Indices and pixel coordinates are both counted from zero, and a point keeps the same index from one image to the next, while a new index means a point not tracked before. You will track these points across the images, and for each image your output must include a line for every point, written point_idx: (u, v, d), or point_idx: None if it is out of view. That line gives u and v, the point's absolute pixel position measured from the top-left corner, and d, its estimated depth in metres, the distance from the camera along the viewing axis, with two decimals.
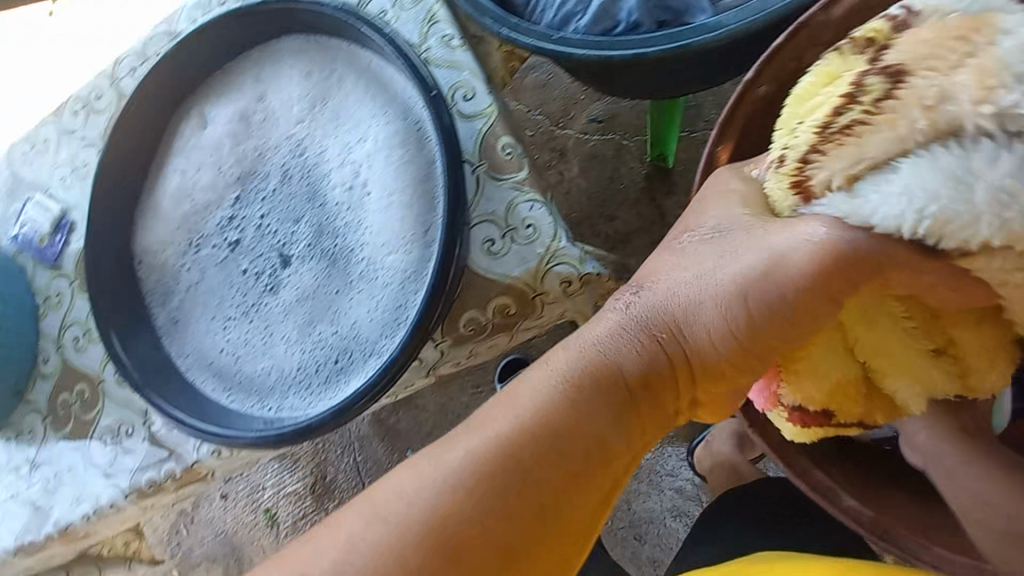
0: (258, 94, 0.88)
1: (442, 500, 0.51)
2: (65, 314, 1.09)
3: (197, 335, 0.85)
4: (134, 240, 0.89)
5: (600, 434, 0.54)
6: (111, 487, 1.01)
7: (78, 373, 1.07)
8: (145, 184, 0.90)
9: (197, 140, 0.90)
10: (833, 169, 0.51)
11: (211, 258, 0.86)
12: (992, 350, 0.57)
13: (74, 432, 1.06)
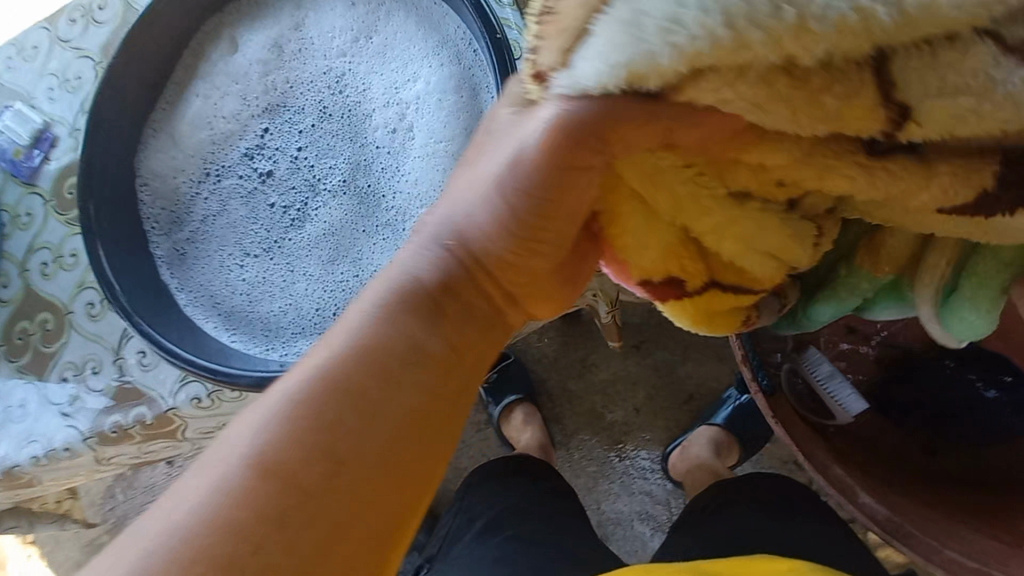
0: (300, 22, 0.84)
1: (269, 441, 0.46)
2: (35, 236, 0.99)
3: (209, 268, 0.81)
4: (144, 159, 0.82)
5: (423, 339, 0.51)
6: (69, 428, 0.91)
7: (43, 302, 0.97)
8: (162, 100, 0.83)
9: (225, 62, 0.84)
10: (549, 50, 0.43)
11: (231, 189, 0.82)
12: (826, 172, 0.45)
13: (31, 366, 0.96)
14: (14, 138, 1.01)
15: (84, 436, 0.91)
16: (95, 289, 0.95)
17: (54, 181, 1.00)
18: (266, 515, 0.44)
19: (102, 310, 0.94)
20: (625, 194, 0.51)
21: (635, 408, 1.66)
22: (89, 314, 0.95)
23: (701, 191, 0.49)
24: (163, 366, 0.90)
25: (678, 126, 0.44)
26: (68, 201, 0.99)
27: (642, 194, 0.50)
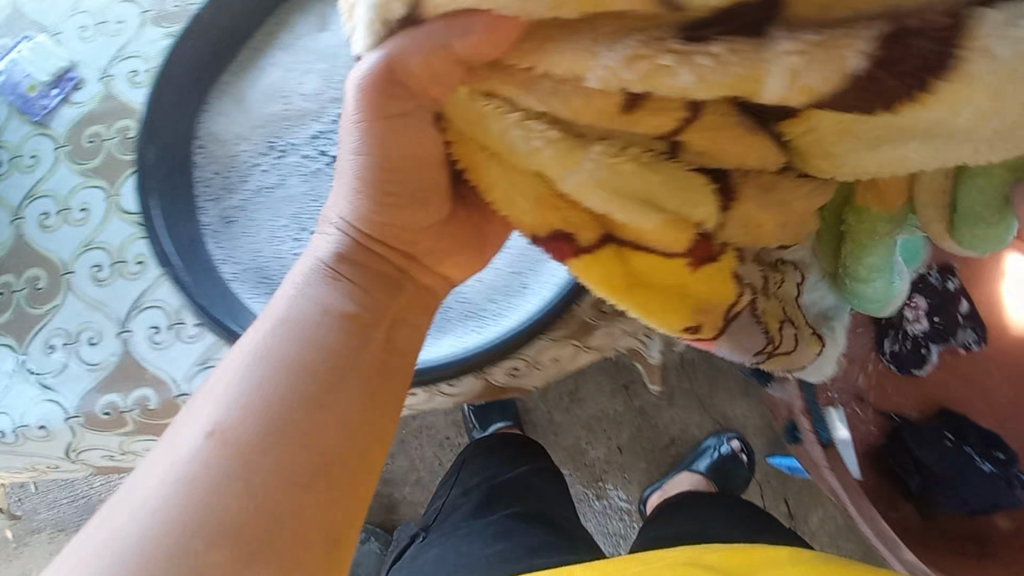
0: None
1: (196, 449, 0.44)
2: (38, 182, 0.87)
3: (260, 245, 0.72)
4: (207, 120, 0.75)
5: (326, 326, 0.50)
6: (48, 402, 0.81)
7: (36, 257, 0.86)
8: (233, 63, 0.77)
9: (313, 34, 0.77)
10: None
11: (294, 168, 0.74)
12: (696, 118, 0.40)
13: (11, 328, 0.84)
14: (32, 72, 0.90)
15: (67, 415, 0.81)
16: (102, 251, 0.84)
17: (72, 127, 0.88)
18: (226, 507, 0.42)
19: (110, 276, 0.83)
20: (463, 136, 0.46)
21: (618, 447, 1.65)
22: (94, 277, 0.84)
23: (617, 165, 0.42)
24: (178, 347, 0.80)
25: (456, 35, 0.39)
26: (85, 150, 0.87)
27: (493, 147, 0.45)
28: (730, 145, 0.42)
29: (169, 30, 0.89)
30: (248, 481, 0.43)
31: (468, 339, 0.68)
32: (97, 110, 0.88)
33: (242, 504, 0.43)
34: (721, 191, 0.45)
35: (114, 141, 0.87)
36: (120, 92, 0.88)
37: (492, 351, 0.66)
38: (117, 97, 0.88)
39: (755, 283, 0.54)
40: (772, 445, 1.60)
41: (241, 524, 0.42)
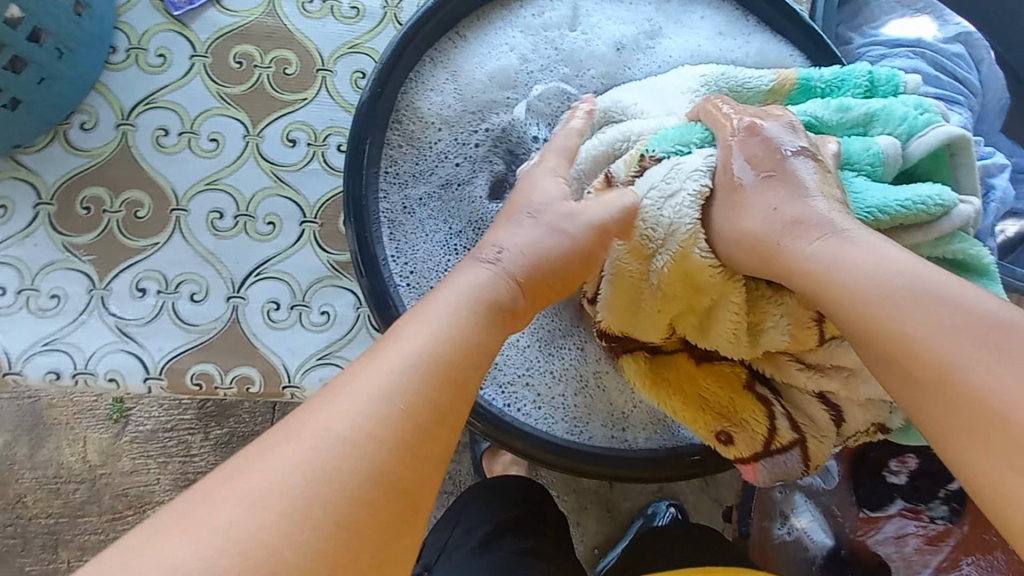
0: (661, 36, 0.65)
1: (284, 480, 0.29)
2: (162, 88, 0.74)
3: (431, 246, 0.61)
4: (411, 86, 0.62)
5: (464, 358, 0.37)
6: (125, 353, 0.69)
7: (140, 177, 0.72)
8: (454, 30, 0.63)
9: (553, 29, 0.65)
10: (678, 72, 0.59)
11: (481, 169, 0.63)
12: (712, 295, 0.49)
13: (91, 252, 0.70)
14: None
15: (148, 374, 0.69)
16: (226, 195, 0.73)
17: (219, 38, 0.75)
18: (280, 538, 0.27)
19: (232, 228, 0.72)
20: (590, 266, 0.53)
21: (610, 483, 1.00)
22: (211, 224, 0.72)
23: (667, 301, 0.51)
24: (300, 332, 0.71)
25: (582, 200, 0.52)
26: (230, 71, 0.75)
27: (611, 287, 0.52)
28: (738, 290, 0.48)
29: None
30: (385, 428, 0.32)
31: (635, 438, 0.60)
32: (254, 27, 0.76)
33: (385, 449, 0.31)
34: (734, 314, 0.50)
35: (269, 72, 0.75)
36: (287, 15, 0.76)
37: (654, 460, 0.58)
38: (282, 20, 0.76)
39: (806, 418, 0.53)
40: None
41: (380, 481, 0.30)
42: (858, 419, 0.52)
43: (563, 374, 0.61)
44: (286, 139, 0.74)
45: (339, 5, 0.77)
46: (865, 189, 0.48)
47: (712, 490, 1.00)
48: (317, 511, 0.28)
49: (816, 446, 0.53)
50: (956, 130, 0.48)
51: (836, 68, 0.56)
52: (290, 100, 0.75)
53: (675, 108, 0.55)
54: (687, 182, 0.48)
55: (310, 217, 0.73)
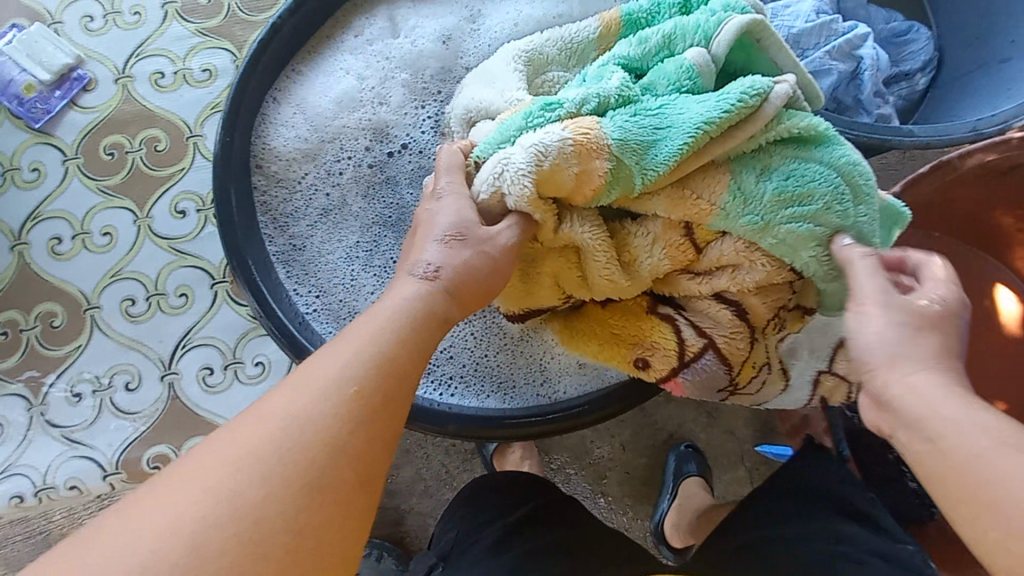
0: (490, 9, 0.68)
1: (194, 509, 0.28)
2: (46, 199, 0.75)
3: (327, 275, 0.62)
4: (264, 134, 0.64)
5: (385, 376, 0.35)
6: (81, 458, 0.70)
7: (47, 289, 0.74)
8: (289, 71, 0.65)
9: (378, 45, 0.67)
10: (504, 51, 0.57)
11: (353, 188, 0.64)
12: (598, 244, 0.50)
13: (21, 374, 0.72)
14: (27, 68, 0.77)
15: (106, 471, 0.70)
16: (135, 281, 0.74)
17: (85, 137, 0.77)
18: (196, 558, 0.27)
19: (146, 310, 0.74)
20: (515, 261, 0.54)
21: (622, 445, 1.01)
22: (126, 312, 0.73)
23: (556, 252, 0.52)
24: (238, 389, 0.73)
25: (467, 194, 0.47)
26: (103, 164, 0.76)
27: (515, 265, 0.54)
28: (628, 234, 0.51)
29: (199, 26, 0.80)
30: (326, 427, 0.32)
31: (568, 392, 0.62)
32: (115, 117, 0.77)
33: (324, 445, 0.31)
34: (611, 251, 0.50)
35: (141, 154, 0.77)
36: (143, 95, 0.78)
37: (589, 407, 0.61)
38: (140, 102, 0.78)
39: (713, 323, 0.53)
40: (762, 431, 1.02)
41: (315, 481, 0.30)
42: (762, 311, 0.52)
43: (490, 344, 0.63)
44: (175, 212, 0.76)
45: (191, 71, 0.79)
46: (681, 111, 0.46)
47: (717, 424, 1.02)
48: (230, 529, 0.28)
49: (730, 345, 0.53)
50: (744, 18, 0.49)
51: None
52: (168, 174, 0.77)
53: (508, 88, 0.54)
54: (520, 154, 0.46)
55: (218, 278, 0.75)
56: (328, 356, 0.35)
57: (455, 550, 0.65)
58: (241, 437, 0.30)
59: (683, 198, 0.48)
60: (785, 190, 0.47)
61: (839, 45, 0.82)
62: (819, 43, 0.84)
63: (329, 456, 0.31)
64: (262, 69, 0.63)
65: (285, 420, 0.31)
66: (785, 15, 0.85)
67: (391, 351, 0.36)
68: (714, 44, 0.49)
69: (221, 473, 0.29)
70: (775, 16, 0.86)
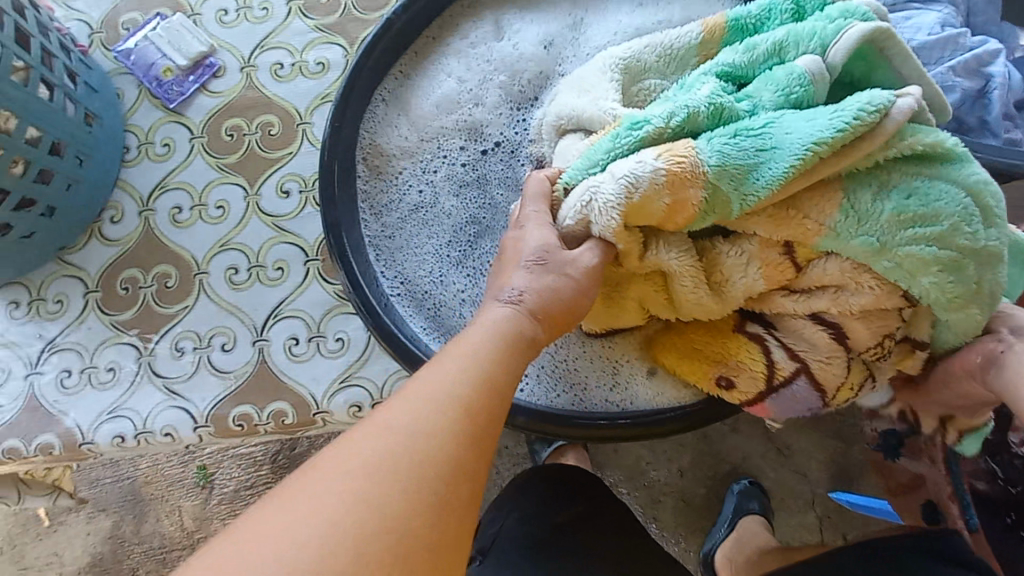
0: (591, 16, 0.69)
1: (335, 510, 0.29)
2: (172, 171, 0.84)
3: (415, 262, 0.65)
4: (369, 124, 0.67)
5: (487, 391, 0.37)
6: (178, 408, 0.77)
7: (165, 252, 0.81)
8: (397, 67, 0.68)
9: (482, 46, 0.69)
10: (601, 58, 0.56)
11: (447, 182, 0.67)
12: (688, 271, 0.48)
13: (136, 327, 0.80)
14: (168, 54, 0.86)
15: (197, 423, 0.76)
16: (240, 252, 0.80)
17: (210, 118, 0.85)
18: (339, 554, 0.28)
19: (247, 279, 0.80)
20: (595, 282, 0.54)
21: (680, 470, 0.97)
22: (230, 280, 0.80)
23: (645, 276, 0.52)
24: (318, 360, 0.77)
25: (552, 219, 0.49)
26: (224, 143, 0.84)
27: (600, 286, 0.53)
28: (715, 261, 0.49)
29: (318, 22, 0.86)
30: (450, 439, 0.34)
31: (641, 403, 0.60)
32: (237, 101, 0.85)
33: (445, 455, 0.33)
34: (698, 273, 0.49)
35: (256, 137, 0.84)
36: (263, 83, 0.85)
37: (663, 418, 0.59)
38: (260, 89, 0.85)
39: (808, 346, 0.50)
40: (840, 475, 0.96)
41: (443, 489, 0.32)
42: (865, 337, 0.49)
43: (566, 351, 0.62)
44: (280, 192, 0.82)
45: (306, 63, 0.85)
46: (788, 131, 0.44)
47: (790, 462, 0.97)
48: (367, 532, 0.29)
49: (824, 371, 0.50)
50: (864, 27, 0.46)
51: (761, 1, 0.53)
52: (277, 157, 0.83)
53: (604, 97, 0.53)
54: (610, 179, 0.45)
55: (311, 255, 0.80)
56: (437, 370, 0.37)
57: (498, 541, 0.64)
58: (373, 439, 0.32)
59: (790, 212, 0.46)
60: (906, 211, 0.44)
61: (966, 60, 0.76)
62: (942, 58, 0.78)
63: (455, 466, 0.33)
64: (376, 63, 0.67)
65: (412, 428, 0.33)
66: (905, 27, 0.79)
67: (486, 366, 0.38)
68: (831, 54, 0.47)
69: (355, 476, 0.31)
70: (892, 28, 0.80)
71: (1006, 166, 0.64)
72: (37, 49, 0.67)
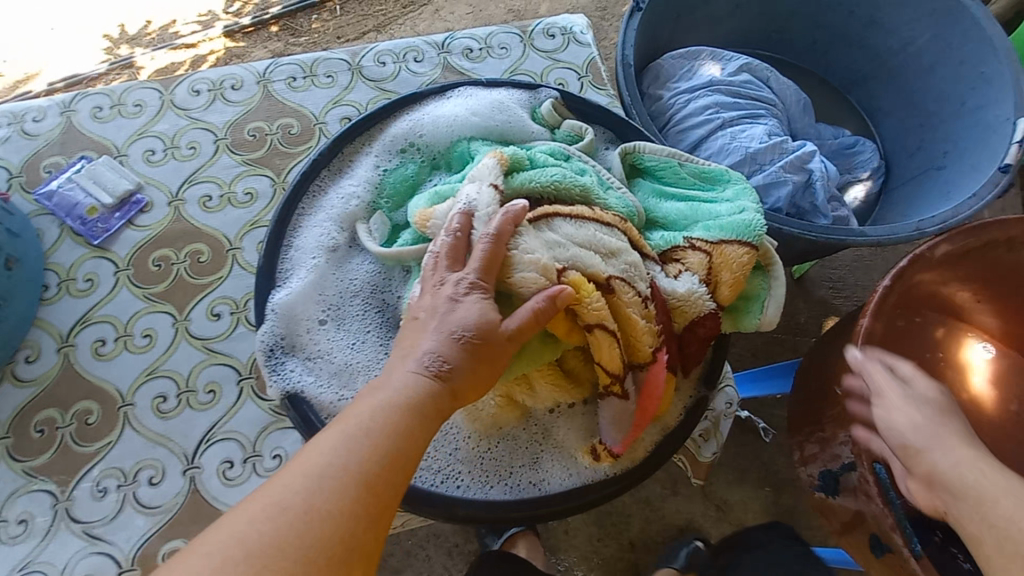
0: (432, 108, 0.80)
1: (254, 540, 0.36)
2: (96, 304, 0.84)
3: (339, 367, 0.70)
4: (293, 244, 0.74)
5: (392, 444, 0.43)
6: (98, 555, 0.72)
7: (85, 387, 0.80)
8: (312, 192, 0.76)
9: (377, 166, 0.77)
10: None
11: (359, 292, 0.74)
12: (534, 358, 0.61)
13: (50, 470, 0.76)
14: (94, 193, 0.89)
15: (121, 568, 0.72)
16: (168, 379, 0.81)
17: (136, 251, 0.87)
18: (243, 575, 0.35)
19: (176, 406, 0.79)
20: None
21: (629, 544, 1.00)
22: (157, 408, 0.79)
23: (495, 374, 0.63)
24: (255, 482, 0.76)
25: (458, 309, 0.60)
26: (152, 274, 0.86)
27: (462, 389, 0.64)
28: (549, 348, 0.62)
29: (245, 157, 0.94)
30: (336, 502, 0.39)
31: (556, 479, 0.67)
32: (165, 233, 0.88)
33: (345, 492, 0.40)
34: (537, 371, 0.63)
35: (185, 265, 0.87)
36: (192, 215, 0.90)
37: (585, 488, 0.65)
38: (188, 220, 0.89)
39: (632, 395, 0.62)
40: None
41: (339, 520, 0.39)
42: (656, 380, 0.61)
43: (486, 440, 0.68)
44: (210, 315, 0.84)
45: (234, 194, 0.92)
46: None
47: (731, 518, 1.03)
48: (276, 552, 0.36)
49: (644, 401, 0.62)
50: (558, 151, 0.72)
51: (545, 146, 0.73)
52: (206, 282, 0.86)
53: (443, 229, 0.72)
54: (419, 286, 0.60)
55: (244, 374, 0.82)
56: (321, 442, 0.42)
57: None
58: (254, 515, 0.37)
59: (515, 279, 0.56)
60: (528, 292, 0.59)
61: (791, 160, 0.96)
62: (775, 159, 0.98)
63: (346, 527, 0.39)
64: (295, 193, 0.75)
65: (294, 492, 0.39)
66: (744, 137, 0.98)
67: (395, 423, 0.44)
68: (590, 200, 0.67)
69: (264, 512, 0.38)
70: (734, 138, 0.98)
71: (838, 242, 0.81)
72: None
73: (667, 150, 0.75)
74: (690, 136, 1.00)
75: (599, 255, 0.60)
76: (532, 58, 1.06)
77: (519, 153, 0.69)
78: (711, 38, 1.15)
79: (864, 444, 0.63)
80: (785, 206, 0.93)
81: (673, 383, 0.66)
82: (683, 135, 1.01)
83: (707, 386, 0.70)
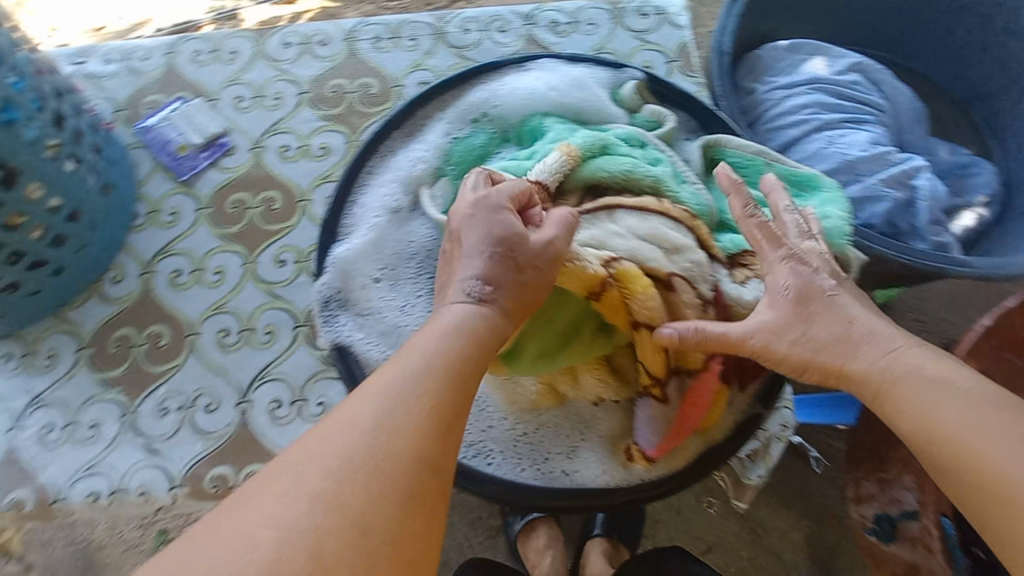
0: (509, 80, 0.78)
1: (348, 458, 0.37)
2: (176, 237, 0.90)
3: (388, 327, 0.71)
4: (362, 197, 0.75)
5: (459, 368, 0.44)
6: (154, 467, 0.78)
7: (159, 312, 0.86)
8: (387, 147, 0.77)
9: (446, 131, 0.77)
10: None
11: (415, 256, 0.74)
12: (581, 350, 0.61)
13: (121, 383, 0.82)
14: (186, 133, 0.95)
15: (172, 483, 0.78)
16: (231, 316, 0.85)
17: (217, 191, 0.92)
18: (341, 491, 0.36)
19: (236, 342, 0.84)
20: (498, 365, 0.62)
21: None
22: (219, 342, 0.84)
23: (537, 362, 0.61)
24: (299, 425, 0.80)
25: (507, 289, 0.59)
26: (228, 215, 0.91)
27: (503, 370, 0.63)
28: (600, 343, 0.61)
29: (325, 113, 0.97)
30: (391, 449, 0.38)
31: (592, 473, 0.65)
32: (244, 178, 0.93)
33: (424, 414, 0.40)
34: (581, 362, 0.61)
35: (258, 210, 0.91)
36: (270, 163, 0.93)
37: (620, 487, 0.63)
38: (266, 168, 0.93)
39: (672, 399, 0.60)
40: None
41: (423, 438, 0.39)
42: (701, 389, 0.59)
43: (523, 422, 0.67)
44: (276, 261, 0.88)
45: (311, 147, 0.94)
46: None
47: None
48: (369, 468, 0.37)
49: (688, 408, 0.59)
50: (635, 138, 0.69)
51: (622, 131, 0.70)
52: (276, 229, 0.90)
53: None
54: None
55: (301, 322, 0.85)
56: (392, 368, 0.42)
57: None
58: (344, 437, 0.38)
59: (571, 265, 0.55)
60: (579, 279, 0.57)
61: (892, 173, 0.88)
62: (875, 171, 0.89)
63: (427, 444, 0.40)
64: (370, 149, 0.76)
65: (351, 444, 0.38)
66: (842, 143, 0.90)
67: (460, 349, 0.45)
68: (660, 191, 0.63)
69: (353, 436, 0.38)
70: (830, 143, 0.91)
71: (936, 270, 0.73)
72: (70, 128, 0.77)
73: (755, 147, 0.70)
74: (781, 135, 0.94)
75: (662, 250, 0.57)
76: (621, 38, 1.01)
77: (594, 138, 0.66)
78: (820, 32, 1.06)
79: (933, 494, 0.61)
80: (878, 223, 0.85)
81: (724, 396, 0.63)
82: (774, 133, 0.94)
83: (763, 405, 0.66)
